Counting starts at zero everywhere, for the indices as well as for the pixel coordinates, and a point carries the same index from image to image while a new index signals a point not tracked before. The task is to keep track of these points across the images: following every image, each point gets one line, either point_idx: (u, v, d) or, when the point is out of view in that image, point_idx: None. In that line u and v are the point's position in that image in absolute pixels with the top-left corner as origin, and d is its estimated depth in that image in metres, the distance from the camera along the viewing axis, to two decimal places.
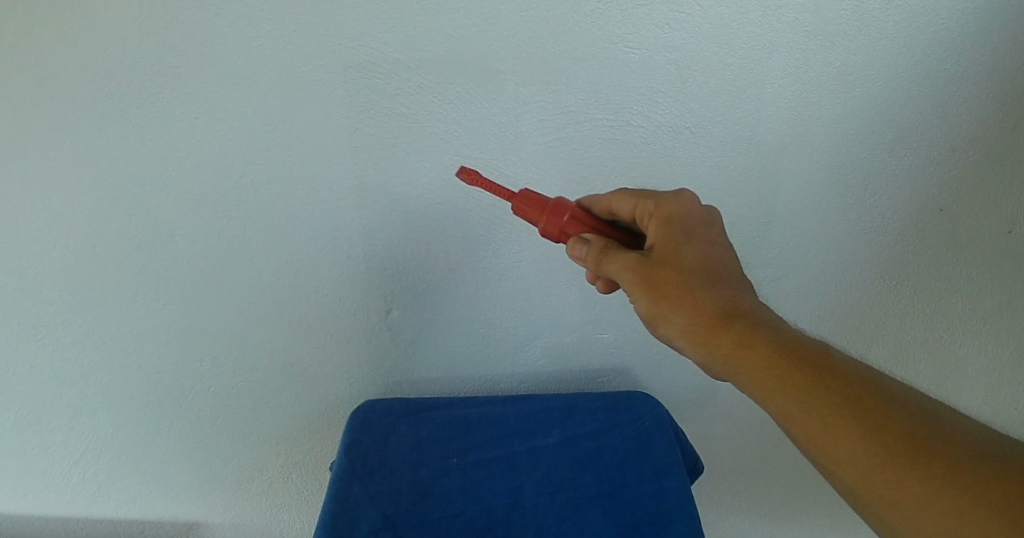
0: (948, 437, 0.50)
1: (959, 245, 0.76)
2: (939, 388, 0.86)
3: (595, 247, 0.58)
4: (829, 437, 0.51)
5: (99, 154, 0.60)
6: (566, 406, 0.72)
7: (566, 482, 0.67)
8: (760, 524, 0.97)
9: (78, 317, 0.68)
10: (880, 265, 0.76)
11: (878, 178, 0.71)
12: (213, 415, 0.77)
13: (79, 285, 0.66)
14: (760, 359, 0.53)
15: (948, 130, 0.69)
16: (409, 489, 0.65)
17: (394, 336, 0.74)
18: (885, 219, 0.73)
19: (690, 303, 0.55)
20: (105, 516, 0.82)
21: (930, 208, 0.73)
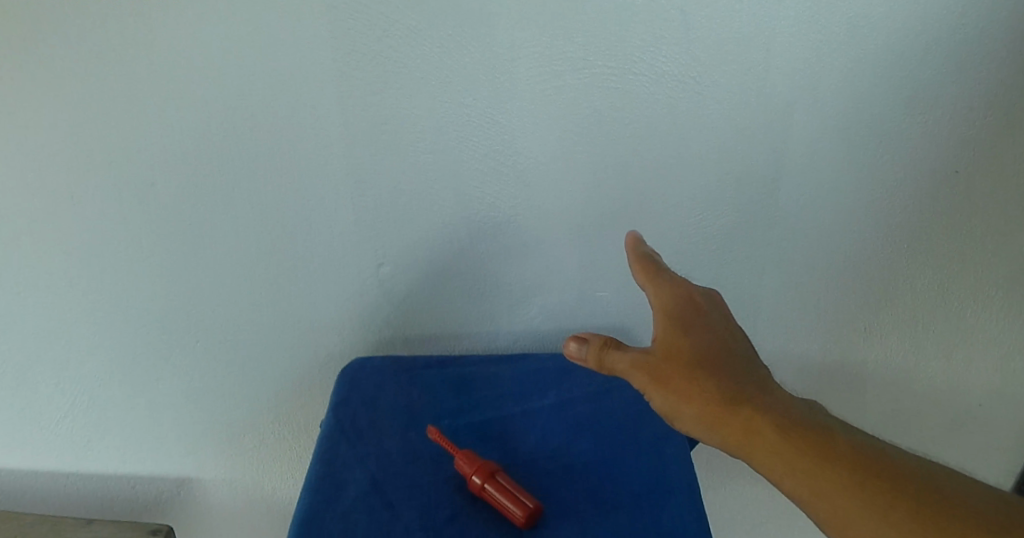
0: (966, 510, 0.47)
1: (973, 208, 0.72)
2: (951, 357, 0.82)
3: (596, 346, 0.57)
4: (842, 521, 0.48)
5: (77, 98, 0.58)
6: (565, 367, 0.66)
7: (563, 446, 0.60)
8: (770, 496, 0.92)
9: (64, 269, 0.66)
10: (892, 229, 0.73)
11: (890, 137, 0.67)
12: (201, 370, 0.74)
13: (66, 235, 0.64)
14: (769, 445, 0.51)
15: (966, 88, 0.65)
16: (400, 452, 0.58)
17: (384, 292, 0.71)
18: (898, 179, 0.70)
19: (695, 395, 0.54)
20: (93, 472, 0.80)
21: (944, 171, 0.70)
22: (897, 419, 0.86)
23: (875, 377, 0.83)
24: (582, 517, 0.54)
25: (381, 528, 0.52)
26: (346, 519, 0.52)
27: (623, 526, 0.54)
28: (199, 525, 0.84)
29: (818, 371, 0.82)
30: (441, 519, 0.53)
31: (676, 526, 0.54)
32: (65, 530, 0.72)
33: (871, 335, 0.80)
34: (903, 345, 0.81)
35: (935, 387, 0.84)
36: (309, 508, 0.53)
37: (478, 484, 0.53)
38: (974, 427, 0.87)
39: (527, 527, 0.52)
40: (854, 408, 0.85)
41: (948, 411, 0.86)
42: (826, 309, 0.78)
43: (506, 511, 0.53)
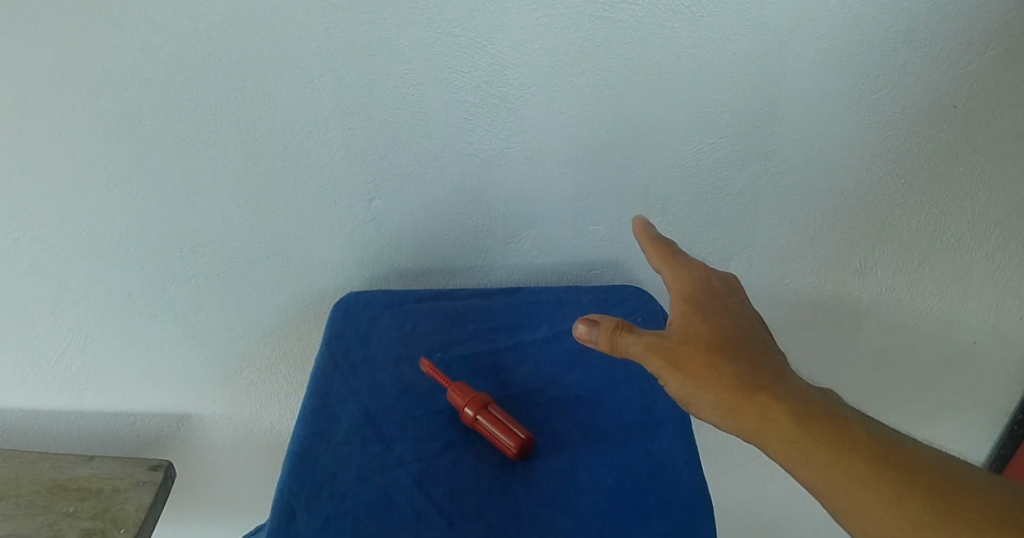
0: (966, 487, 0.50)
1: (975, 142, 0.70)
2: (946, 292, 0.82)
3: (608, 328, 0.54)
4: (857, 509, 0.50)
5: (56, 31, 0.56)
6: (556, 300, 0.65)
7: (554, 378, 0.59)
8: None
9: (53, 207, 0.65)
10: (890, 163, 0.71)
11: (892, 69, 0.65)
12: (196, 307, 0.74)
13: (53, 173, 0.63)
14: (787, 433, 0.51)
15: (972, 17, 0.63)
16: (393, 385, 0.57)
17: (377, 226, 0.70)
18: (899, 112, 0.68)
19: (715, 381, 0.53)
20: (94, 409, 0.80)
21: (945, 105, 0.68)
22: (890, 352, 0.87)
23: (869, 312, 0.83)
24: (573, 449, 0.53)
25: (374, 460, 0.51)
26: (339, 450, 0.51)
27: (615, 456, 0.52)
28: (201, 459, 0.86)
29: (814, 304, 0.82)
30: (432, 452, 0.52)
31: (668, 456, 0.53)
32: (65, 468, 0.73)
33: (866, 270, 0.80)
34: (897, 280, 0.80)
35: (930, 321, 0.84)
36: (302, 440, 0.52)
37: (469, 415, 0.52)
38: (966, 360, 0.87)
39: (518, 458, 0.51)
40: (848, 341, 0.86)
41: (940, 346, 0.86)
42: (823, 244, 0.77)
43: (496, 441, 0.52)
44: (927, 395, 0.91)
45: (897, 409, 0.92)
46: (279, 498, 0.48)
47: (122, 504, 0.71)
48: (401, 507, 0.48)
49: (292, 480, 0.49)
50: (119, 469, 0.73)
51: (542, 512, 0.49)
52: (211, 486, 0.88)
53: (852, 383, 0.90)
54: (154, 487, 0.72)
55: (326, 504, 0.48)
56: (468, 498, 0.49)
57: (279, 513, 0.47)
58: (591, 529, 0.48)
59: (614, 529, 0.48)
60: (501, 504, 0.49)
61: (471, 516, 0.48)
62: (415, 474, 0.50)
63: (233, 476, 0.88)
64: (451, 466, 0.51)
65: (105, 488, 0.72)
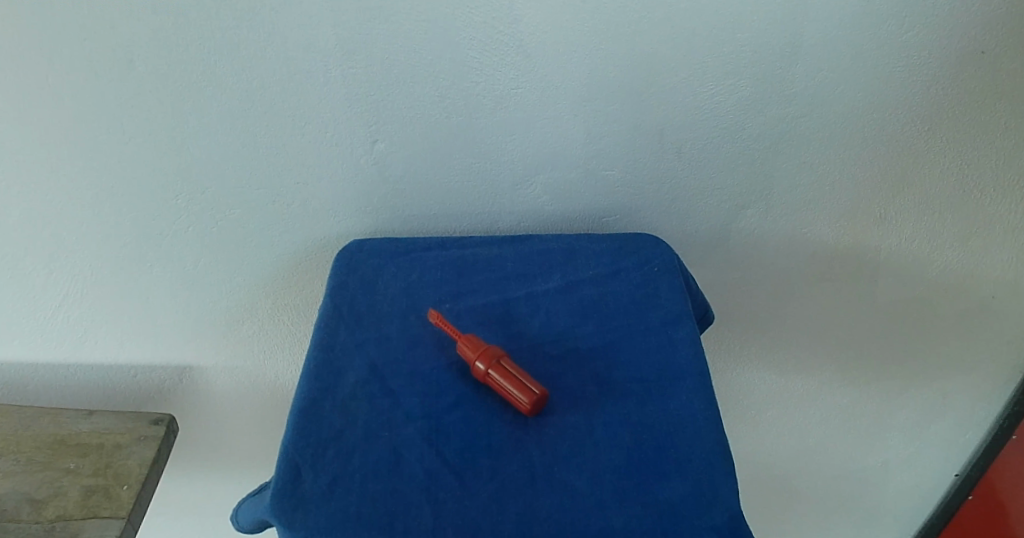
0: None
1: (1009, 84, 0.66)
2: (971, 243, 0.78)
3: None
4: None
5: None
6: (568, 249, 0.62)
7: (568, 330, 0.56)
8: (773, 379, 0.91)
9: (42, 155, 0.62)
10: (918, 107, 0.67)
11: (917, 11, 0.61)
12: (195, 258, 0.71)
13: (40, 119, 0.60)
14: None
15: None
16: (399, 337, 0.54)
17: (380, 172, 0.66)
18: (931, 51, 0.64)
19: None
20: (95, 362, 0.79)
21: (972, 51, 0.64)
22: (909, 304, 0.84)
23: (889, 263, 0.80)
24: (590, 404, 0.50)
25: (381, 415, 0.49)
26: (346, 407, 0.49)
27: (633, 412, 0.49)
28: (204, 411, 0.84)
29: (834, 254, 0.79)
30: (443, 407, 0.49)
31: (687, 412, 0.49)
32: (65, 424, 0.72)
33: (886, 218, 0.76)
34: (918, 230, 0.77)
35: (952, 274, 0.81)
36: (307, 396, 0.49)
37: (480, 369, 0.50)
38: (988, 313, 0.85)
39: (532, 414, 0.49)
40: (866, 292, 0.82)
41: (961, 300, 0.83)
42: (844, 191, 0.73)
43: (509, 396, 0.49)
44: (945, 348, 0.88)
45: (913, 362, 0.90)
46: (284, 456, 0.46)
47: (124, 460, 0.70)
48: (411, 465, 0.46)
49: (297, 438, 0.47)
50: (119, 424, 0.72)
51: (557, 469, 0.46)
52: (216, 438, 0.87)
53: (869, 335, 0.87)
54: (156, 443, 0.71)
55: (333, 463, 0.46)
56: (480, 457, 0.46)
57: (284, 472, 0.45)
58: (610, 489, 0.45)
59: (634, 488, 0.45)
60: (515, 462, 0.46)
61: (483, 476, 0.45)
62: (425, 432, 0.48)
63: (237, 428, 0.86)
64: (461, 423, 0.48)
65: (105, 444, 0.71)
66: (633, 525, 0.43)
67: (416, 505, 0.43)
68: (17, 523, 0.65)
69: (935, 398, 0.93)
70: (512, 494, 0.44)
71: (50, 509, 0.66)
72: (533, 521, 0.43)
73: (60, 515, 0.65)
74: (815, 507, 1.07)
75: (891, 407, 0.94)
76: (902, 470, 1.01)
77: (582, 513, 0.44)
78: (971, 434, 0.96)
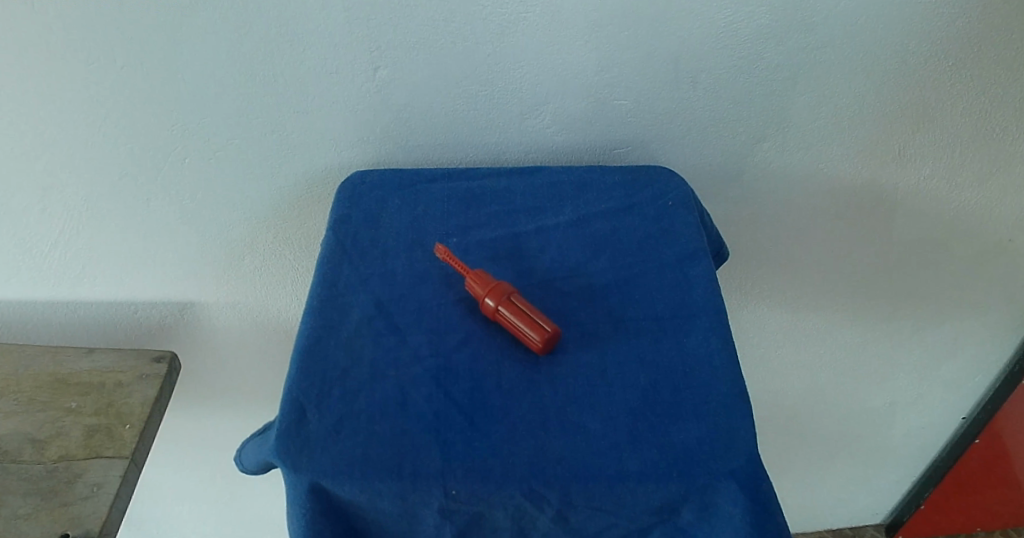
0: None
1: None
2: (997, 180, 0.75)
3: None
4: None
5: None
6: (579, 181, 0.60)
7: (580, 266, 0.54)
8: (785, 321, 0.89)
9: (28, 84, 0.59)
10: (952, 33, 0.63)
11: None
12: (192, 193, 0.68)
13: (25, 44, 0.57)
14: None
15: None
16: (405, 272, 0.52)
17: (383, 100, 0.63)
18: None
19: None
20: (96, 299, 0.77)
21: None
22: (928, 244, 0.81)
23: (908, 201, 0.76)
24: (603, 343, 0.48)
25: (387, 354, 0.47)
26: (350, 345, 0.47)
27: (648, 351, 0.48)
28: (208, 347, 0.83)
29: (854, 192, 0.75)
30: (451, 346, 0.48)
31: (703, 352, 0.48)
32: (65, 363, 0.71)
33: (905, 154, 0.72)
34: (937, 169, 0.73)
35: (974, 212, 0.78)
36: (310, 334, 0.48)
37: (490, 306, 0.48)
38: (1008, 253, 0.82)
39: (544, 353, 0.47)
40: (884, 230, 0.79)
41: (981, 238, 0.80)
42: (868, 126, 0.70)
43: (520, 334, 0.47)
44: (962, 288, 0.86)
45: (928, 302, 0.88)
46: (288, 396, 0.44)
47: (126, 398, 0.69)
48: (419, 406, 0.44)
49: (301, 377, 0.45)
50: (120, 362, 0.71)
51: (570, 411, 0.44)
52: (221, 374, 0.86)
53: (885, 274, 0.85)
54: (158, 381, 0.70)
55: (339, 403, 0.44)
56: (490, 397, 0.45)
57: (289, 413, 0.43)
58: (624, 430, 0.43)
59: (649, 430, 0.43)
60: (526, 403, 0.45)
61: (494, 417, 0.44)
62: (433, 371, 0.46)
63: (242, 364, 0.85)
64: (471, 362, 0.47)
65: (107, 382, 0.70)
66: (648, 468, 0.42)
67: (425, 447, 0.42)
68: (20, 463, 0.64)
69: (947, 338, 0.92)
70: (524, 435, 0.43)
71: (53, 449, 0.65)
72: (545, 463, 0.42)
73: (63, 456, 0.65)
74: (821, 446, 1.07)
75: (902, 347, 0.93)
76: (909, 408, 1.01)
77: (596, 455, 0.42)
78: (981, 376, 0.97)
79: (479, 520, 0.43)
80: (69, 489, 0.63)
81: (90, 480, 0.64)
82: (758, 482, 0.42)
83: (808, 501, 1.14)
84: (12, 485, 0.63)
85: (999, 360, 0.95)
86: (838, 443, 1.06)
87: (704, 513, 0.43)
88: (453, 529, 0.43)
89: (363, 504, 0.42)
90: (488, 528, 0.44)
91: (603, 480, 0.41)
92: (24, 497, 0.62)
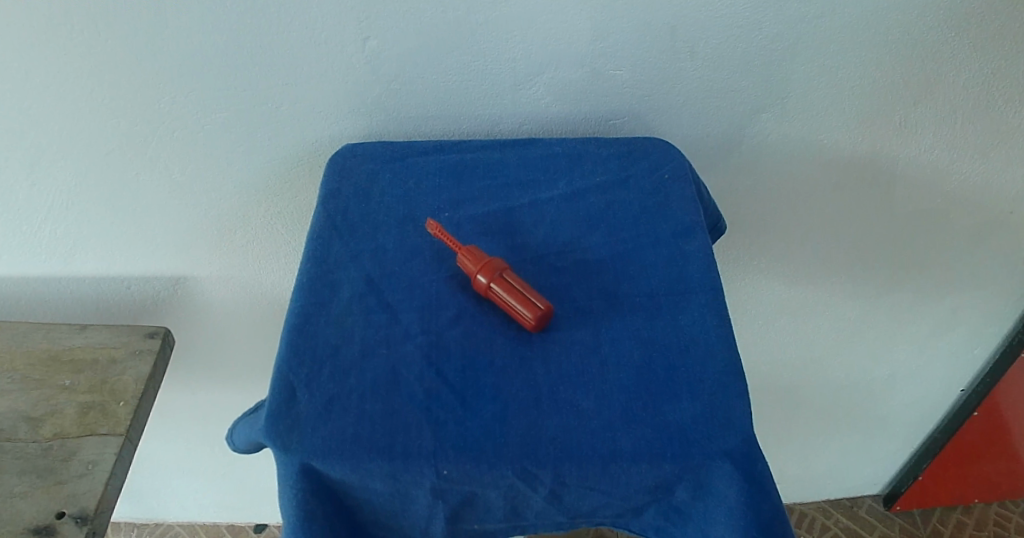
0: None
1: None
2: (999, 152, 0.74)
3: None
4: None
5: None
6: (574, 154, 0.59)
7: (574, 241, 0.53)
8: (783, 292, 0.88)
9: (10, 58, 0.57)
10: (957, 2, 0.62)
11: None
12: (181, 167, 0.67)
13: (4, 17, 0.55)
14: None
15: None
16: (397, 248, 0.52)
17: (373, 71, 0.61)
18: None
19: None
20: (88, 274, 0.76)
21: None
22: (927, 216, 0.80)
23: (908, 172, 0.75)
24: (597, 319, 0.48)
25: (379, 332, 0.46)
26: (341, 323, 0.47)
27: (643, 328, 0.47)
28: (203, 321, 0.82)
29: (854, 163, 0.74)
30: (443, 322, 0.47)
31: (698, 329, 0.47)
32: (58, 339, 0.70)
33: (907, 126, 0.71)
34: (939, 140, 0.72)
35: (974, 185, 0.77)
36: (299, 312, 0.47)
37: (483, 283, 0.47)
38: (1008, 225, 0.82)
39: (536, 330, 0.46)
40: (883, 202, 0.78)
41: (981, 210, 0.80)
42: (870, 96, 0.68)
43: (512, 311, 0.46)
44: (961, 260, 0.86)
45: (927, 274, 0.87)
46: (278, 375, 0.44)
47: (120, 374, 0.68)
48: (410, 384, 0.44)
49: (292, 356, 0.45)
50: (114, 338, 0.71)
51: (563, 388, 0.44)
52: (216, 349, 0.86)
53: (883, 247, 0.84)
54: (152, 356, 0.70)
55: (329, 382, 0.44)
56: (482, 375, 0.44)
57: (279, 392, 0.43)
58: (617, 409, 0.43)
59: (642, 408, 0.43)
60: (518, 381, 0.44)
61: (486, 395, 0.43)
62: (425, 349, 0.46)
63: (238, 338, 0.85)
64: (463, 339, 0.46)
65: (101, 358, 0.70)
66: (642, 447, 0.42)
67: (416, 426, 0.42)
68: (15, 441, 0.64)
69: (945, 310, 0.92)
70: (516, 414, 0.43)
71: (48, 427, 0.65)
72: (537, 442, 0.42)
73: (58, 434, 0.65)
74: (817, 417, 1.07)
75: (899, 319, 0.93)
76: (906, 379, 1.01)
77: (589, 434, 0.42)
78: (980, 348, 0.97)
79: (472, 498, 0.43)
80: (64, 467, 0.63)
81: (85, 458, 0.64)
82: (752, 461, 0.42)
83: (805, 472, 1.15)
84: (8, 463, 0.63)
85: (998, 332, 0.95)
86: (835, 414, 1.07)
87: (698, 492, 0.43)
88: (446, 507, 0.43)
89: (355, 484, 0.42)
90: (481, 507, 0.44)
91: (596, 459, 0.41)
92: (20, 476, 0.62)
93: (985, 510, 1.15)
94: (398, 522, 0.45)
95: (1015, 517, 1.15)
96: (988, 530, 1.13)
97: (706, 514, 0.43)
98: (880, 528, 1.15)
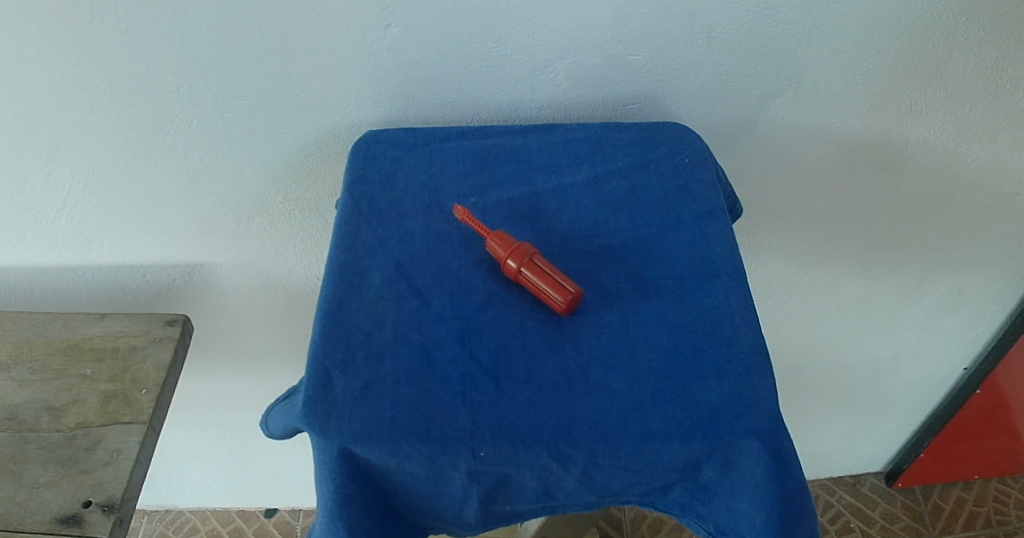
0: None
1: None
2: (1009, 136, 0.74)
3: None
4: None
5: None
6: (595, 140, 0.59)
7: (598, 225, 0.53)
8: (795, 272, 0.89)
9: (29, 49, 0.57)
10: None
11: None
12: (199, 154, 0.67)
13: (24, 8, 0.55)
14: None
15: None
16: (424, 234, 0.52)
17: (394, 57, 0.61)
18: None
19: None
20: (104, 262, 0.76)
21: None
22: (937, 197, 0.80)
23: (920, 155, 0.75)
24: (624, 302, 0.48)
25: (411, 317, 0.47)
26: (373, 308, 0.47)
27: (669, 310, 0.48)
28: (217, 308, 0.82)
29: (867, 146, 0.74)
30: (473, 307, 0.47)
31: (724, 310, 0.47)
32: (78, 329, 0.71)
33: (918, 110, 0.71)
34: (950, 123, 0.72)
35: (984, 168, 0.77)
36: (331, 298, 0.47)
37: (512, 268, 0.48)
38: (1014, 208, 0.82)
39: (567, 313, 0.47)
40: (896, 184, 0.79)
41: (989, 193, 0.80)
42: (886, 80, 0.68)
43: (543, 295, 0.47)
44: (969, 242, 0.86)
45: (935, 255, 0.88)
46: (313, 361, 0.44)
47: (141, 362, 0.69)
48: (444, 368, 0.44)
49: (326, 342, 0.45)
50: (133, 326, 0.71)
51: (593, 371, 0.44)
52: (230, 335, 0.86)
53: (894, 229, 0.84)
54: (172, 343, 0.70)
55: (365, 367, 0.44)
56: (514, 358, 0.45)
57: (315, 378, 0.43)
58: (648, 390, 0.44)
59: (673, 390, 0.44)
60: (550, 364, 0.45)
61: (518, 379, 0.44)
62: (457, 333, 0.46)
63: (252, 324, 0.85)
64: (493, 323, 0.47)
65: (120, 346, 0.70)
66: (673, 427, 0.42)
67: (452, 410, 0.42)
68: (39, 431, 0.65)
69: (952, 291, 0.92)
70: (549, 396, 0.43)
71: (71, 417, 0.66)
72: (571, 424, 0.42)
73: (81, 423, 0.65)
74: (827, 397, 1.08)
75: (907, 299, 0.93)
76: (913, 359, 1.02)
77: (620, 415, 0.43)
78: (983, 328, 0.98)
79: (506, 479, 0.43)
80: (89, 455, 0.64)
81: (109, 446, 0.64)
82: (779, 439, 0.42)
83: (813, 449, 1.16)
84: (31, 453, 0.64)
85: (1002, 314, 0.95)
86: (844, 394, 1.07)
87: (724, 470, 0.43)
88: (480, 489, 0.44)
89: (391, 467, 0.43)
90: (513, 488, 0.44)
91: (628, 439, 0.42)
92: (45, 465, 0.63)
93: (985, 486, 1.17)
94: (431, 504, 0.46)
95: (1015, 492, 1.17)
96: (988, 506, 1.15)
97: (732, 491, 0.44)
98: (882, 505, 1.16)
